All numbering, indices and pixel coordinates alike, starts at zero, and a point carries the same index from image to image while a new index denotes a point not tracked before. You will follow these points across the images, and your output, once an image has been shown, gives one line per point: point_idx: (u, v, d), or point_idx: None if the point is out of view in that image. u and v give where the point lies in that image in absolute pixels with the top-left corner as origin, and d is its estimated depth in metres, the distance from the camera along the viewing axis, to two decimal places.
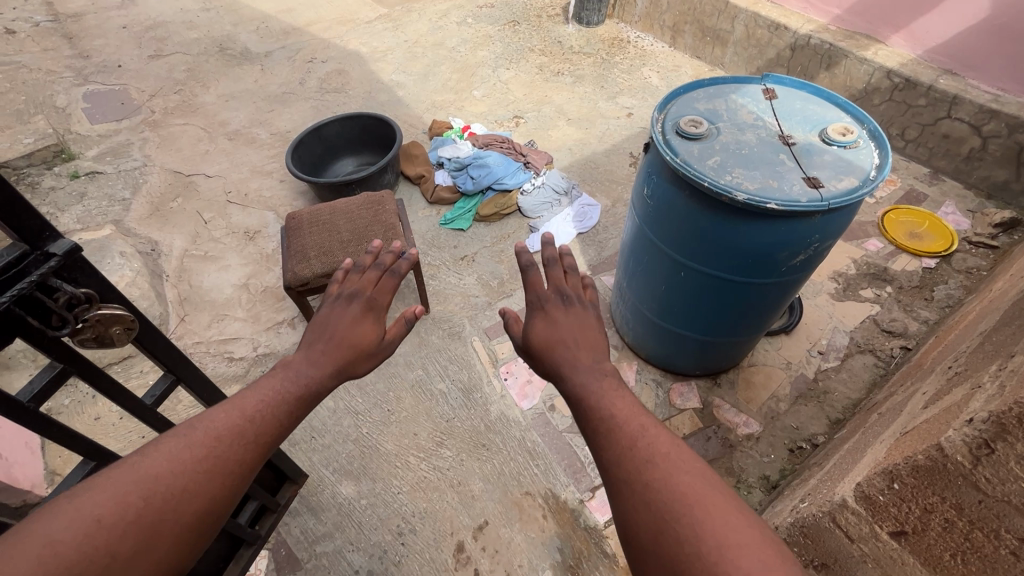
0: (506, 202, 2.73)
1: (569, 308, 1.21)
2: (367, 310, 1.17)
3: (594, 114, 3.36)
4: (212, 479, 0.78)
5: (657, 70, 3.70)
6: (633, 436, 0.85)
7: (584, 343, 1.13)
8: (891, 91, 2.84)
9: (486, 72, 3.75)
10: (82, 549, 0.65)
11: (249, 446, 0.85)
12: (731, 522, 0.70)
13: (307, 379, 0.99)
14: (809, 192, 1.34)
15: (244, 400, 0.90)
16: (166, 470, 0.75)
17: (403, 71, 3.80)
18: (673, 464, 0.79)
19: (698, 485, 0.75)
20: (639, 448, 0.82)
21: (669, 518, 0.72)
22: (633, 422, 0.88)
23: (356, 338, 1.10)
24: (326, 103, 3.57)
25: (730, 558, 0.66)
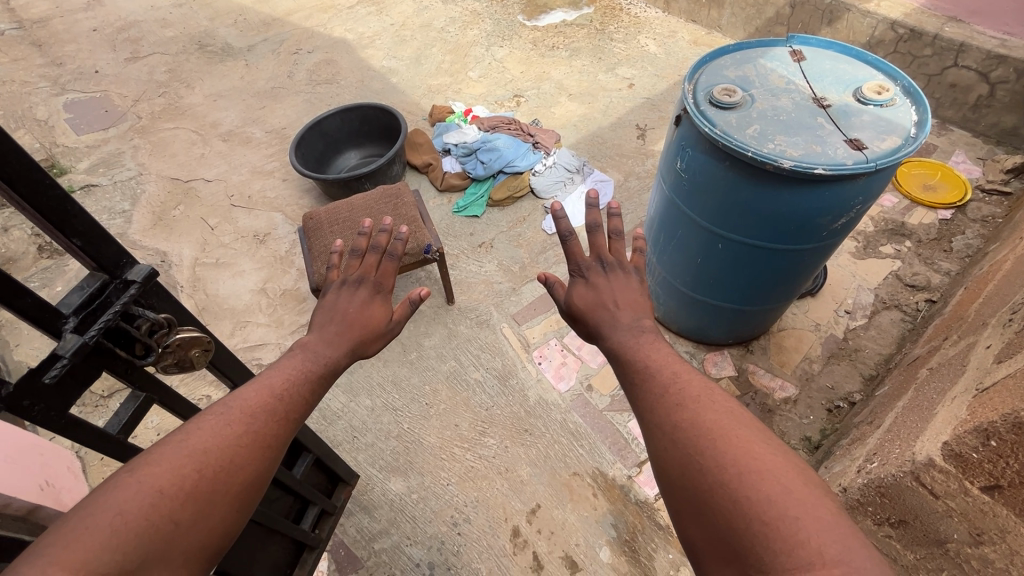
0: (519, 185, 2.68)
1: (608, 274, 1.24)
2: (375, 290, 1.13)
3: (596, 88, 3.30)
4: (255, 452, 0.78)
5: (654, 38, 3.63)
6: (666, 386, 0.90)
7: (625, 305, 1.18)
8: (896, 42, 2.83)
9: (479, 51, 3.65)
10: (149, 517, 0.65)
11: (282, 423, 0.84)
12: (753, 451, 0.74)
13: (328, 358, 0.98)
14: (854, 154, 1.33)
15: (271, 379, 0.89)
16: (214, 444, 0.75)
17: (394, 57, 3.68)
18: (702, 404, 0.84)
19: (726, 420, 0.80)
20: (670, 395, 0.88)
21: (695, 452, 0.77)
22: (669, 373, 0.94)
23: (363, 317, 1.08)
24: (319, 96, 3.48)
25: (750, 479, 0.70)
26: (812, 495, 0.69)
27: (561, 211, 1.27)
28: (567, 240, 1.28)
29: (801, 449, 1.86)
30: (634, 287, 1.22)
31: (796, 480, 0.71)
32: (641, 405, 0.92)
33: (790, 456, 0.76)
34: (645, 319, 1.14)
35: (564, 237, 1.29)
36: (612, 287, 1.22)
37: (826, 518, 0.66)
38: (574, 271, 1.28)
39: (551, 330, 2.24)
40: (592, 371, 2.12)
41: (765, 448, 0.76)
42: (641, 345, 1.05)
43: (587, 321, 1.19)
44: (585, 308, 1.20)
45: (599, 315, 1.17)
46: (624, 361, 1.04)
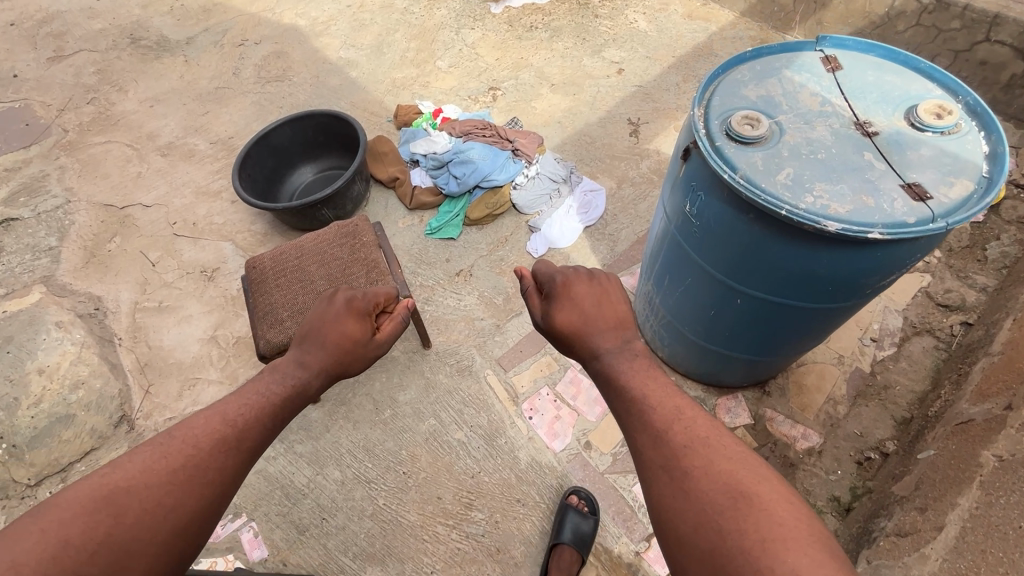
0: (498, 200, 2.36)
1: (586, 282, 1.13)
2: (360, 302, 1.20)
3: (580, 76, 2.93)
4: (189, 485, 0.84)
5: (643, 12, 3.23)
6: (671, 429, 0.88)
7: (612, 324, 1.09)
8: (919, 14, 2.50)
9: (448, 35, 3.24)
10: (53, 565, 0.72)
11: (228, 453, 0.90)
12: (773, 513, 0.74)
13: (297, 379, 1.06)
14: (915, 208, 1.04)
15: (224, 407, 0.96)
16: (137, 482, 0.81)
17: (352, 45, 3.26)
18: (714, 450, 0.84)
19: (731, 472, 0.80)
20: (674, 441, 0.86)
21: (712, 513, 0.77)
22: (672, 409, 0.92)
23: (345, 328, 1.14)
24: (269, 96, 3.08)
25: (773, 549, 0.70)
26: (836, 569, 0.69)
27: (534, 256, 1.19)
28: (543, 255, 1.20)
29: (830, 512, 1.64)
30: (614, 294, 1.13)
31: (805, 539, 0.72)
32: (643, 448, 0.89)
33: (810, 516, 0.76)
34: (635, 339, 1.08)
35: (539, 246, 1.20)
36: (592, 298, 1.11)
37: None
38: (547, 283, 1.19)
39: (541, 376, 1.98)
40: (590, 425, 1.87)
41: (789, 504, 0.76)
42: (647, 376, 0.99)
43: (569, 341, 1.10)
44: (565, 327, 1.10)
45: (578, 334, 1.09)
46: (618, 387, 0.99)
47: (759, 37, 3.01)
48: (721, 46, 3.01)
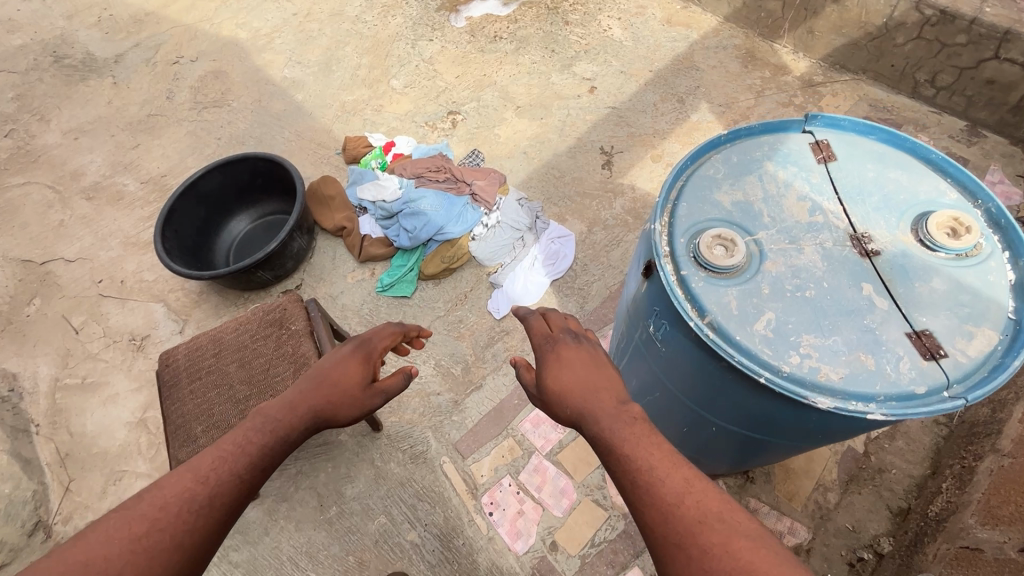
0: (455, 253, 2.12)
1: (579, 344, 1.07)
2: (363, 356, 1.13)
3: (549, 96, 2.66)
4: (160, 560, 0.73)
5: (617, 18, 2.94)
6: (680, 504, 0.78)
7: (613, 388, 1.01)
8: (921, 26, 2.24)
9: (404, 48, 2.93)
10: None
11: (201, 514, 0.79)
12: None
13: (282, 429, 0.94)
14: (924, 372, 0.84)
15: (201, 459, 0.85)
16: (95, 559, 0.70)
17: (298, 62, 2.95)
18: (730, 527, 0.75)
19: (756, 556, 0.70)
20: (685, 520, 0.76)
21: None
22: (681, 479, 0.82)
23: (337, 380, 1.06)
24: (206, 124, 2.77)
25: None
26: None
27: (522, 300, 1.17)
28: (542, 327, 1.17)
29: None
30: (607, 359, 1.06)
31: None
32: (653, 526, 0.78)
33: None
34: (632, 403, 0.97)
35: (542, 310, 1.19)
36: (585, 357, 1.04)
37: None
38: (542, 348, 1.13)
39: (503, 463, 1.79)
40: (556, 522, 1.69)
41: None
42: (649, 440, 0.88)
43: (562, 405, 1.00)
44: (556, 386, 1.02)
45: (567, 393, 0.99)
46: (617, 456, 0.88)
47: (745, 47, 2.73)
48: (704, 57, 2.73)
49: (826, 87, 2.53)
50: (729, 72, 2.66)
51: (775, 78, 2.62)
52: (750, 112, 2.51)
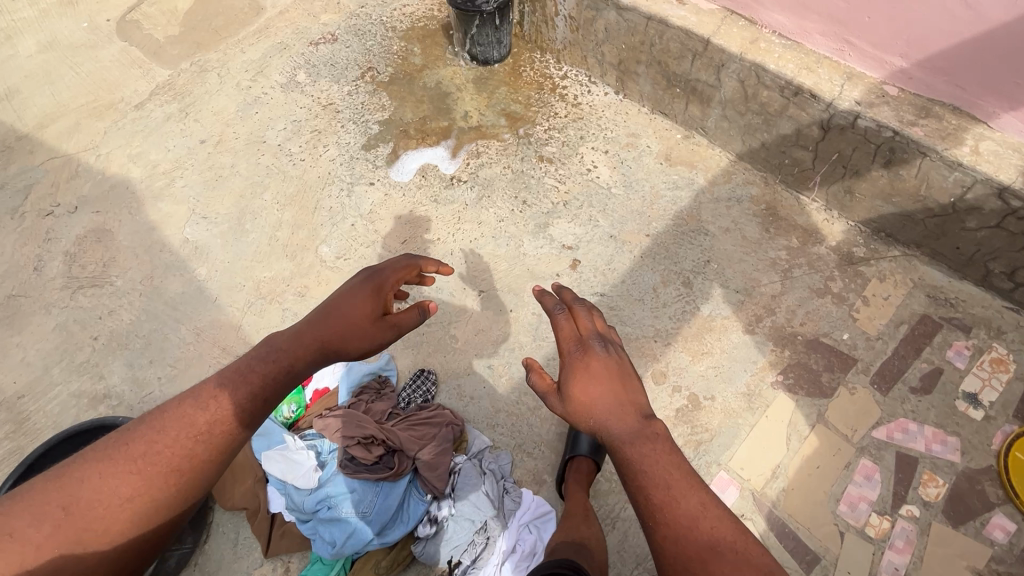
0: (396, 557, 1.56)
1: (607, 357, 1.17)
2: (371, 292, 1.32)
3: (520, 275, 2.08)
4: (213, 434, 1.07)
5: (604, 151, 2.36)
6: (693, 529, 0.94)
7: (625, 388, 1.14)
8: (1001, 215, 1.71)
9: (338, 195, 2.33)
10: (153, 488, 1.01)
11: (203, 438, 1.06)
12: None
13: (286, 362, 1.16)
14: None
15: (205, 389, 1.10)
16: (169, 447, 1.04)
17: (203, 217, 2.32)
18: (731, 545, 0.93)
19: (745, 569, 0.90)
20: (690, 536, 0.93)
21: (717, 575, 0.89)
22: (680, 476, 1.00)
23: (343, 314, 1.26)
24: (78, 312, 2.14)
25: None
26: None
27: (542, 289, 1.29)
28: (572, 311, 1.27)
29: None
30: (630, 377, 1.16)
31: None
32: (665, 541, 0.95)
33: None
34: (651, 415, 1.11)
35: (571, 306, 1.27)
36: (610, 371, 1.16)
37: None
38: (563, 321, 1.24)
39: None
40: None
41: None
42: (667, 467, 1.01)
43: (586, 419, 1.12)
44: (582, 401, 1.13)
45: (596, 407, 1.12)
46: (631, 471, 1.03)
47: (764, 200, 2.18)
48: (714, 214, 2.17)
49: (870, 267, 2.00)
50: (746, 239, 2.10)
51: (805, 248, 2.07)
52: (777, 302, 1.96)
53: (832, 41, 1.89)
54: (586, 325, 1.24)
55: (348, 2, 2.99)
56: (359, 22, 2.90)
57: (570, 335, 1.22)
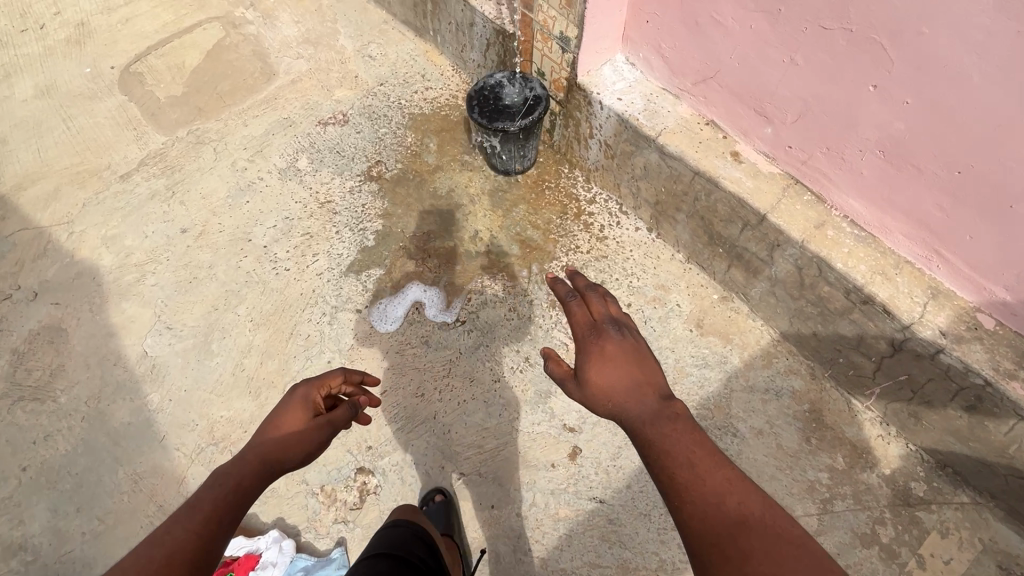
0: None
1: (622, 341, 1.12)
2: (304, 399, 1.24)
3: (509, 458, 1.79)
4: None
5: (625, 304, 2.05)
6: (718, 502, 0.87)
7: (644, 378, 1.07)
8: None
9: (319, 321, 2.06)
10: None
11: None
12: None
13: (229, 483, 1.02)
14: None
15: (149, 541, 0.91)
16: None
17: (168, 327, 2.07)
18: (765, 528, 0.84)
19: (786, 550, 0.81)
20: (714, 511, 0.86)
21: (752, 564, 0.80)
22: (706, 456, 0.92)
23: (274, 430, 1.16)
24: (11, 431, 1.90)
25: None
26: None
27: (555, 279, 1.21)
28: (584, 297, 1.21)
29: None
30: (647, 355, 1.11)
31: None
32: (691, 519, 0.87)
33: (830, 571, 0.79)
34: (671, 397, 1.04)
35: (582, 293, 1.21)
36: (627, 354, 1.10)
37: None
38: (573, 308, 1.19)
39: None
40: None
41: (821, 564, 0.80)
42: (689, 443, 0.94)
43: (603, 404, 1.07)
44: (599, 385, 1.07)
45: (610, 393, 1.06)
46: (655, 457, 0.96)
47: (807, 397, 1.84)
48: (745, 408, 1.84)
49: (930, 514, 1.65)
50: (781, 449, 1.77)
51: (852, 472, 1.73)
52: None
53: (918, 247, 1.54)
54: (599, 311, 1.17)
55: (367, 77, 2.72)
56: (374, 103, 2.63)
57: (580, 320, 1.17)
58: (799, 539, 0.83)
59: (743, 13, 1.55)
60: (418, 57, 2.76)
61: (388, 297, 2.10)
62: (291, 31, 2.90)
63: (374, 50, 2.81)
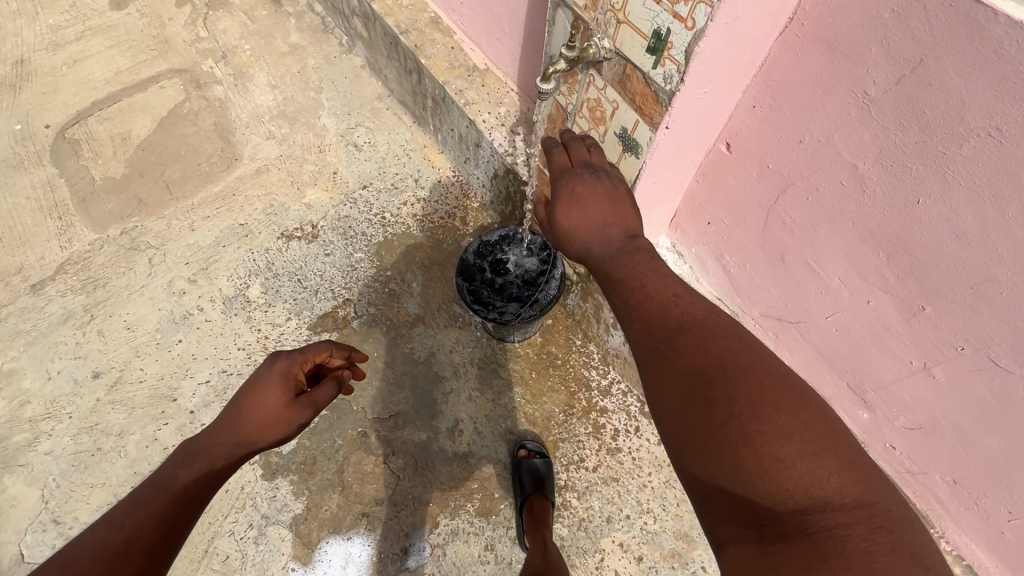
0: None
1: (595, 183, 1.15)
2: (282, 375, 1.12)
3: None
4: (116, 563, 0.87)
5: (635, 556, 1.60)
6: (703, 359, 0.88)
7: (615, 221, 1.12)
8: None
9: (243, 536, 1.61)
10: None
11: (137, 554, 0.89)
12: (819, 479, 0.75)
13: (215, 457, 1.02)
14: None
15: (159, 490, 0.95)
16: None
17: (54, 522, 1.63)
18: (782, 424, 0.79)
19: (779, 405, 0.81)
20: (707, 375, 0.86)
21: (768, 467, 0.77)
22: (679, 312, 0.95)
23: (253, 408, 1.08)
24: None
25: (823, 503, 0.74)
26: (856, 479, 0.76)
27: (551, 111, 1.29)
28: (567, 147, 1.28)
29: None
30: (626, 200, 1.15)
31: (857, 501, 0.74)
32: (687, 426, 0.86)
33: (847, 468, 0.77)
34: (634, 234, 1.12)
35: (567, 143, 1.27)
36: (601, 195, 1.14)
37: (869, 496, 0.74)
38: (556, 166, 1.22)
39: None
40: None
41: (835, 463, 0.77)
42: (710, 350, 0.89)
43: (573, 239, 1.14)
44: (575, 228, 1.13)
45: (580, 205, 1.14)
46: (614, 282, 1.04)
47: None
48: None
49: None
50: None
51: None
52: None
53: None
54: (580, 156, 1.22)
55: (347, 174, 2.21)
56: (352, 213, 2.13)
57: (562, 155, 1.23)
58: (791, 386, 0.83)
59: (858, 281, 1.10)
60: (412, 153, 2.24)
61: (315, 533, 1.61)
62: (265, 100, 2.38)
63: (360, 137, 2.29)
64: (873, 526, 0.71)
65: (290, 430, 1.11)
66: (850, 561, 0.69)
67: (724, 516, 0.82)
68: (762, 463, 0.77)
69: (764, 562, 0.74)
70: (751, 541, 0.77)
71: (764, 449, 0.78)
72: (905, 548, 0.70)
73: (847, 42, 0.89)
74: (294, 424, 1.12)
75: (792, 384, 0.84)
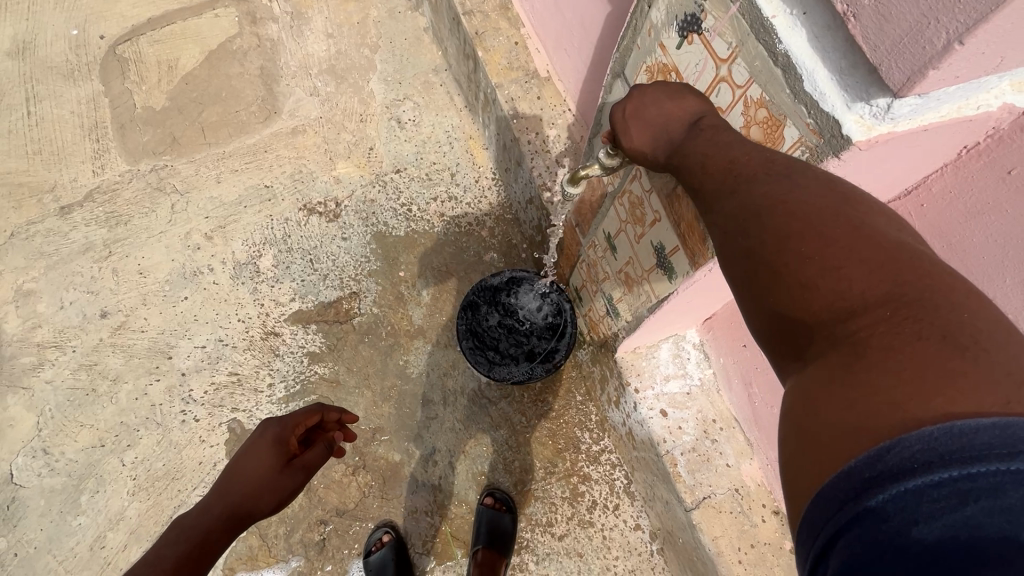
0: None
1: (644, 97, 0.78)
2: (273, 441, 1.13)
3: None
4: None
5: None
6: (719, 189, 0.65)
7: (679, 125, 0.74)
8: None
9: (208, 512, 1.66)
10: None
11: None
12: (878, 310, 0.49)
13: (206, 528, 1.03)
14: None
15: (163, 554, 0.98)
16: None
17: (44, 451, 1.71)
18: (828, 244, 0.54)
19: (796, 215, 0.57)
20: (720, 210, 0.63)
21: (808, 312, 0.54)
22: (740, 187, 0.62)
23: (247, 473, 1.09)
24: None
25: (877, 359, 0.47)
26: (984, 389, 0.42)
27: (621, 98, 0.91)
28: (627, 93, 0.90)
29: None
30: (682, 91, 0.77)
31: (930, 310, 0.48)
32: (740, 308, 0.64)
33: (915, 279, 0.50)
34: (705, 116, 0.73)
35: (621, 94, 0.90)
36: (656, 99, 0.77)
37: (973, 373, 0.43)
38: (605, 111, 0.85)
39: None
40: None
41: (905, 285, 0.49)
42: (747, 201, 0.61)
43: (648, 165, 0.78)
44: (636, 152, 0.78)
45: (637, 117, 0.78)
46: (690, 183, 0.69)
47: None
48: None
49: None
50: None
51: None
52: None
53: None
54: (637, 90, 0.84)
55: (384, 153, 2.06)
56: (380, 198, 2.00)
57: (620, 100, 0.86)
58: (815, 186, 0.58)
59: None
60: (455, 143, 2.06)
61: (274, 530, 1.61)
62: (317, 49, 2.19)
63: (406, 113, 2.10)
64: (898, 321, 0.48)
65: (286, 495, 1.12)
66: (889, 366, 0.46)
67: (775, 359, 0.59)
68: (787, 285, 0.55)
69: (796, 391, 0.52)
70: (792, 375, 0.55)
71: (781, 279, 0.56)
72: (940, 331, 0.46)
73: (972, 253, 0.76)
74: (290, 488, 1.12)
75: (851, 199, 0.57)
